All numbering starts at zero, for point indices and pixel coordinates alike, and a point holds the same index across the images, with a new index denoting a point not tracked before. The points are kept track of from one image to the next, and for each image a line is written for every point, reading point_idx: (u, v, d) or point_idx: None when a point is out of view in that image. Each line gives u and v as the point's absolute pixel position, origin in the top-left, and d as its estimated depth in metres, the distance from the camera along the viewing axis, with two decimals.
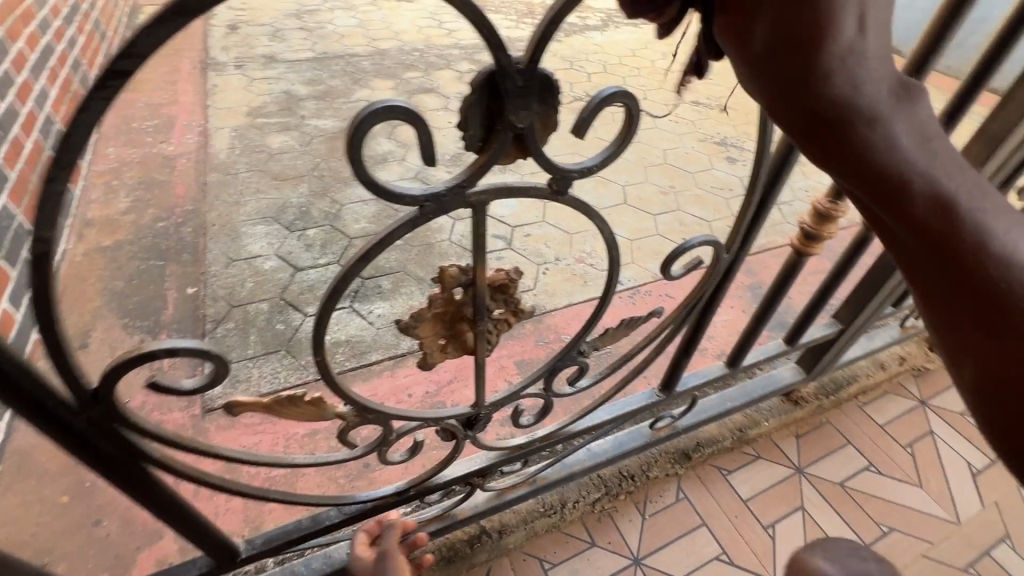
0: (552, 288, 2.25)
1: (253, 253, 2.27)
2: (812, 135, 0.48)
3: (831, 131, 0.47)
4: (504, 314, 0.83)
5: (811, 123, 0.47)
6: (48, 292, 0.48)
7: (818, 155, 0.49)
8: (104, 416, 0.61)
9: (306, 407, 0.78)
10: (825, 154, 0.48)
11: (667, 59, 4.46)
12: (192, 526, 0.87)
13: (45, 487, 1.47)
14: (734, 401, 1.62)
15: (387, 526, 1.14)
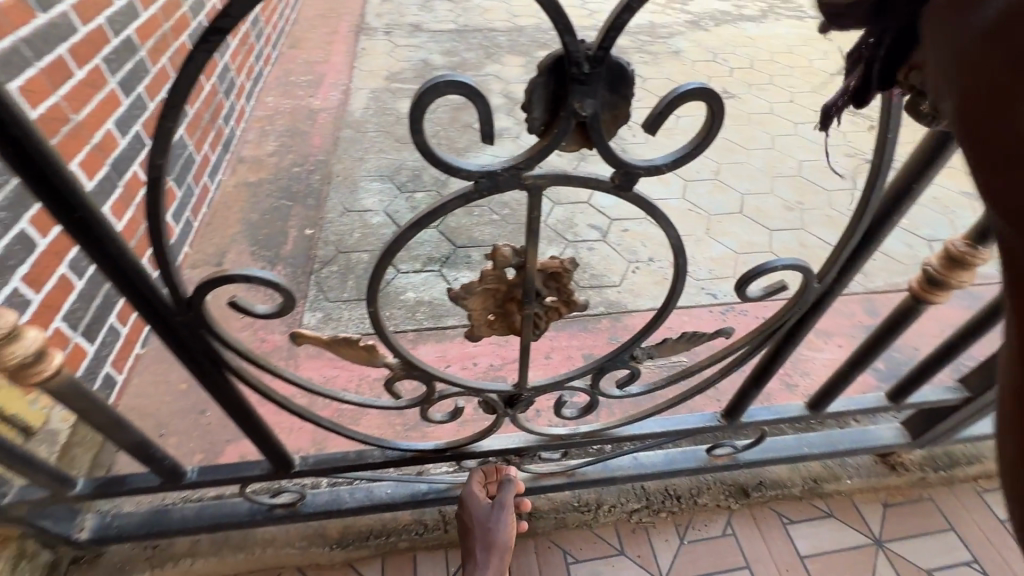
0: (637, 288, 2.17)
1: (365, 207, 2.48)
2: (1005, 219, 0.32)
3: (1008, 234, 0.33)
4: (556, 303, 0.82)
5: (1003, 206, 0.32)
6: (157, 210, 0.57)
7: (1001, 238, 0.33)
8: (195, 321, 0.72)
9: (360, 350, 0.85)
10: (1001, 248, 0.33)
11: (828, 59, 3.97)
12: (258, 432, 1.00)
13: (172, 373, 1.78)
14: (813, 448, 1.46)
15: (507, 481, 1.26)
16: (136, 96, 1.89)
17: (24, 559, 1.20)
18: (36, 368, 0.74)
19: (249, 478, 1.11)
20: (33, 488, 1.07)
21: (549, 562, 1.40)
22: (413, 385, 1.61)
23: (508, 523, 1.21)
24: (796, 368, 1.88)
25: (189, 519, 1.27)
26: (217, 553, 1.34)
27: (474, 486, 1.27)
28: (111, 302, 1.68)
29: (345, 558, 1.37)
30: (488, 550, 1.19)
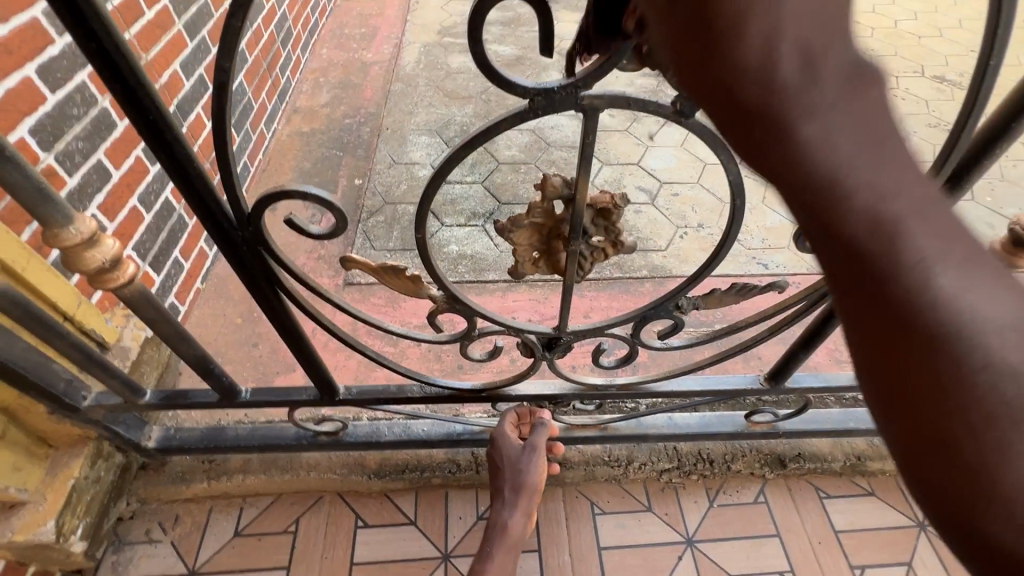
0: (684, 254, 2.11)
1: (412, 160, 2.50)
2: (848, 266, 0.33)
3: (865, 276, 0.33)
4: (603, 243, 0.81)
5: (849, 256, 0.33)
6: (224, 119, 0.59)
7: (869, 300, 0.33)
8: (253, 237, 0.75)
9: (406, 281, 0.87)
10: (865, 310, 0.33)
11: (917, 20, 3.61)
12: (306, 357, 1.05)
13: (229, 308, 1.89)
14: (859, 424, 1.40)
15: (541, 426, 1.31)
16: (200, 40, 1.94)
17: (101, 458, 1.27)
18: (112, 275, 0.80)
19: (297, 402, 1.18)
20: (108, 395, 1.17)
21: (576, 511, 1.42)
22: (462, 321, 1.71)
23: (539, 468, 1.28)
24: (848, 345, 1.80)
25: (242, 437, 1.37)
26: (266, 472, 1.43)
27: (506, 427, 1.32)
28: (175, 237, 1.78)
29: (381, 488, 1.44)
30: (518, 490, 1.28)
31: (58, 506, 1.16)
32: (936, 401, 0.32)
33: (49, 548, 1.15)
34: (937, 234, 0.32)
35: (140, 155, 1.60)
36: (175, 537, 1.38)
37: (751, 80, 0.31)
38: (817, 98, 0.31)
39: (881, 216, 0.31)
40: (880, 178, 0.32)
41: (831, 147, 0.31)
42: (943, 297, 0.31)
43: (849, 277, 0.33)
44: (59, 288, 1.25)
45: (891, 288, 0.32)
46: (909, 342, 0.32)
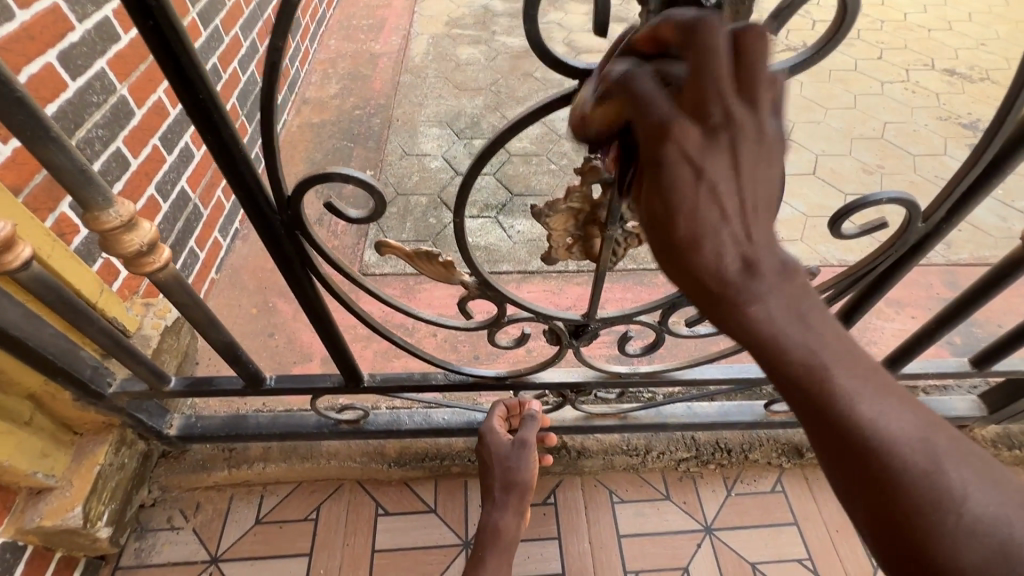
0: None
1: (424, 151, 2.49)
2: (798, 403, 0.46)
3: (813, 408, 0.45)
4: (638, 229, 0.81)
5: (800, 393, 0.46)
6: (273, 100, 0.59)
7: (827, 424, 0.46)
8: (292, 221, 0.75)
9: (439, 266, 0.87)
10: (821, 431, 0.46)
11: (926, 12, 3.59)
12: (333, 344, 1.05)
13: (243, 298, 1.89)
14: None
15: (530, 418, 1.29)
16: (213, 29, 1.94)
17: (125, 445, 1.28)
18: (148, 259, 0.79)
19: (321, 390, 1.18)
20: (132, 382, 1.18)
21: (595, 499, 1.43)
22: (488, 303, 1.74)
23: (529, 462, 1.25)
24: (863, 336, 1.80)
25: (263, 426, 1.37)
26: (286, 461, 1.44)
27: (495, 421, 1.30)
28: (190, 227, 1.78)
29: (401, 477, 1.45)
30: (509, 487, 1.25)
31: (84, 493, 1.17)
32: (881, 495, 0.44)
33: (76, 533, 1.16)
34: (854, 377, 0.45)
35: (157, 144, 1.60)
36: (196, 524, 1.38)
37: (713, 275, 0.47)
38: (759, 288, 0.47)
39: (816, 369, 0.45)
40: (809, 340, 0.46)
41: (773, 323, 0.46)
42: (866, 422, 0.44)
43: (806, 410, 0.46)
44: (82, 276, 1.25)
45: (833, 416, 0.45)
46: (853, 457, 0.44)
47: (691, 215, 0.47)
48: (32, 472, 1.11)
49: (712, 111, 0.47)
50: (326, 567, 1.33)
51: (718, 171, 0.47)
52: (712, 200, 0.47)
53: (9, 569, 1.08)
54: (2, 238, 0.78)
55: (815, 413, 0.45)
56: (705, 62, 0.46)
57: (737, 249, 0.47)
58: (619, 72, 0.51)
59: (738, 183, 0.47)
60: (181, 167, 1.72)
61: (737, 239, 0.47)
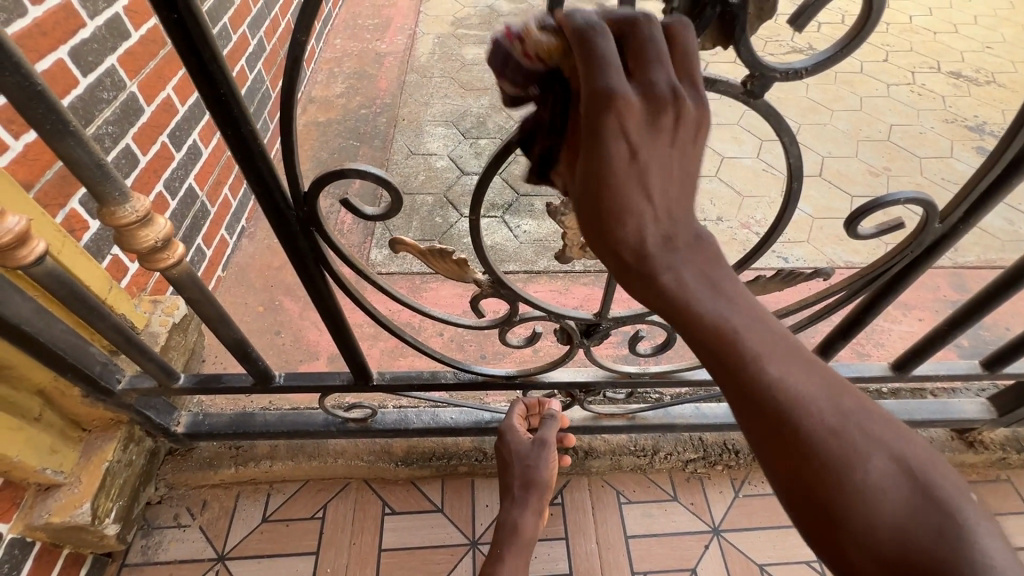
0: None
1: (429, 150, 2.49)
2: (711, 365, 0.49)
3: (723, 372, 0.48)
4: None
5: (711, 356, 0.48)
6: (293, 95, 0.59)
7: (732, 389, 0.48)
8: (308, 217, 0.75)
9: (452, 264, 0.87)
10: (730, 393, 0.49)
11: (931, 15, 3.59)
12: (344, 341, 1.05)
13: (249, 296, 1.88)
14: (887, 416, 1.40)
15: (550, 419, 1.31)
16: (222, 27, 1.94)
17: (132, 442, 1.28)
18: (163, 254, 0.79)
19: (331, 387, 1.18)
20: (142, 378, 1.18)
21: (602, 500, 1.43)
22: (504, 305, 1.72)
23: (549, 461, 1.27)
24: (870, 338, 1.80)
25: (271, 424, 1.37)
26: (293, 459, 1.43)
27: (516, 421, 1.31)
28: (198, 224, 1.78)
29: (408, 476, 1.44)
30: (529, 486, 1.26)
31: (93, 489, 1.17)
32: (793, 457, 0.46)
33: (84, 530, 1.16)
34: (761, 340, 0.48)
35: (166, 141, 1.60)
36: (203, 522, 1.38)
37: (630, 245, 0.49)
38: (672, 257, 0.49)
39: (724, 331, 0.48)
40: (719, 306, 0.49)
41: (685, 287, 0.49)
42: (773, 384, 0.47)
43: (714, 371, 0.49)
44: (92, 272, 1.25)
45: (742, 380, 0.47)
46: (764, 418, 0.47)
47: (618, 191, 0.48)
48: (41, 468, 1.10)
49: (648, 88, 0.47)
50: (333, 566, 1.32)
51: (648, 148, 0.47)
52: (637, 176, 0.48)
53: (18, 565, 1.08)
54: (17, 233, 0.77)
55: (725, 376, 0.48)
56: (644, 48, 0.47)
57: (656, 222, 0.49)
58: (583, 17, 0.46)
59: (662, 161, 0.48)
60: (190, 165, 1.73)
61: (658, 214, 0.49)
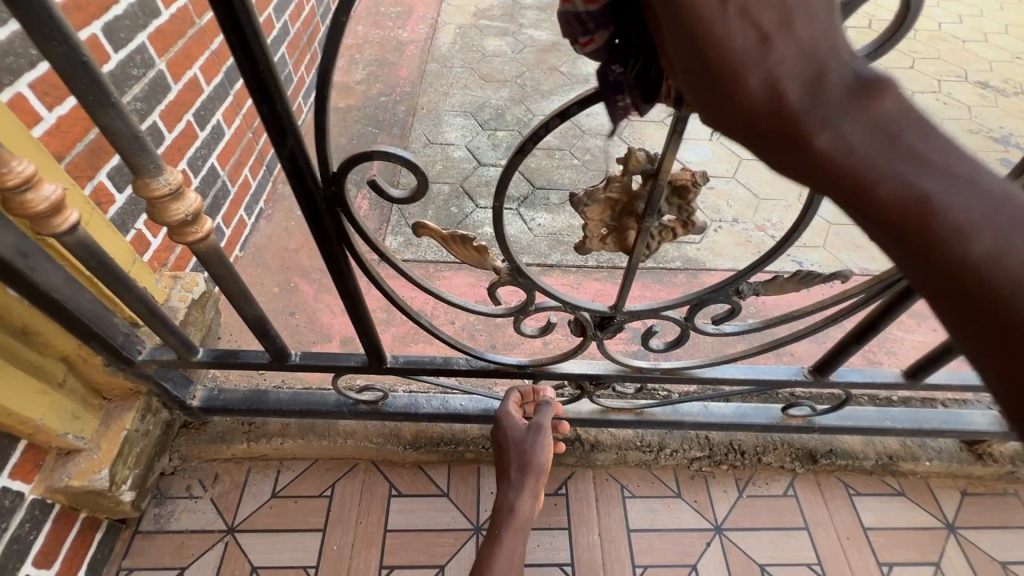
0: (717, 247, 2.10)
1: (447, 140, 2.50)
2: (889, 238, 0.40)
3: (909, 241, 0.39)
4: (673, 222, 0.82)
5: (887, 229, 0.40)
6: (329, 75, 0.61)
7: (901, 261, 0.41)
8: (335, 197, 0.77)
9: (473, 251, 0.88)
10: (905, 262, 0.41)
11: (961, 23, 3.53)
12: (361, 322, 1.06)
13: (265, 277, 1.91)
14: (896, 424, 1.40)
15: (546, 405, 1.29)
16: None
17: (150, 412, 1.31)
18: (191, 229, 0.81)
19: (345, 368, 1.19)
20: (161, 351, 1.20)
21: (606, 493, 1.44)
22: (518, 296, 1.75)
23: (545, 446, 1.25)
24: (882, 346, 1.79)
25: (283, 402, 1.40)
26: (304, 437, 1.46)
27: (511, 405, 1.30)
28: (218, 203, 1.81)
29: (415, 460, 1.46)
30: (525, 470, 1.25)
31: (111, 456, 1.19)
32: (989, 325, 0.39)
33: (101, 495, 1.18)
34: (964, 201, 0.38)
35: (191, 120, 1.62)
36: (214, 494, 1.41)
37: (767, 110, 0.39)
38: (831, 115, 0.38)
39: (914, 198, 0.38)
40: (903, 168, 0.38)
41: (848, 153, 0.39)
42: (974, 249, 0.38)
43: (897, 247, 0.40)
44: (116, 244, 1.27)
45: (939, 256, 0.39)
46: (953, 288, 0.39)
47: (736, 44, 0.38)
48: (63, 433, 1.13)
49: None
50: (338, 544, 1.34)
51: (790, 34, 0.38)
52: (800, 59, 0.38)
53: (39, 525, 1.12)
54: (53, 201, 0.80)
55: (920, 265, 0.40)
56: None
57: (863, 118, 0.38)
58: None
59: (813, 32, 0.38)
60: (213, 144, 1.75)
61: (847, 107, 0.38)
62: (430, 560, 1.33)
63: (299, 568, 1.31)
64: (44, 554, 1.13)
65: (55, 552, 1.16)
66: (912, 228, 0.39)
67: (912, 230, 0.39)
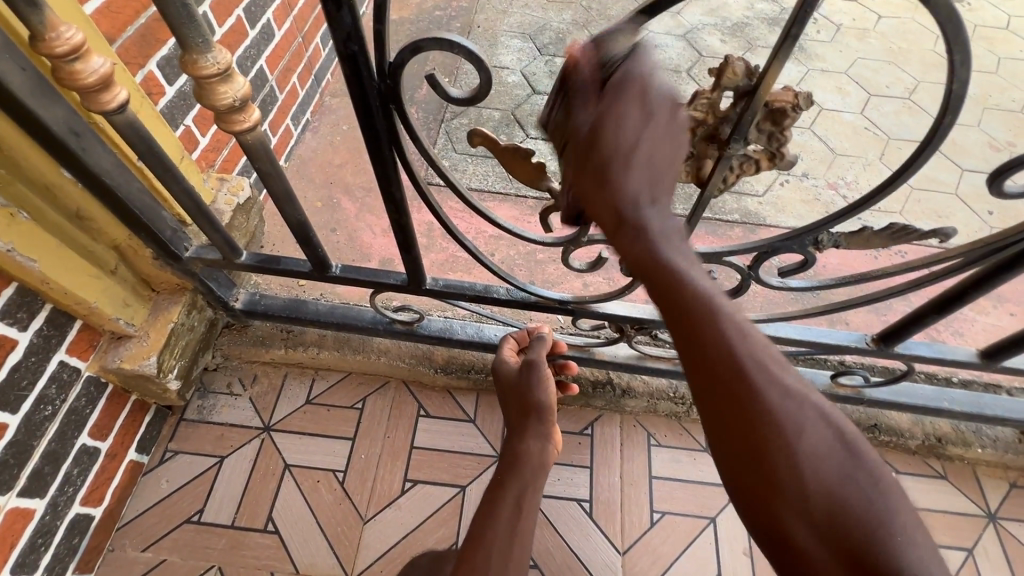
0: (781, 202, 1.94)
1: (501, 63, 2.33)
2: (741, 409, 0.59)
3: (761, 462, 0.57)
4: (758, 154, 0.72)
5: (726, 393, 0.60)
6: None
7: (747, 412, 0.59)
8: (393, 92, 0.71)
9: (529, 169, 0.80)
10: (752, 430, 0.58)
11: None
12: (405, 241, 1.02)
13: (310, 191, 1.90)
14: (954, 405, 1.31)
15: (539, 341, 1.24)
16: None
17: (195, 309, 1.34)
18: (238, 117, 0.77)
19: (385, 286, 1.17)
20: (208, 250, 1.20)
21: (632, 438, 1.42)
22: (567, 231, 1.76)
23: (547, 383, 1.19)
24: (948, 326, 1.66)
25: (321, 313, 1.41)
26: (339, 350, 1.48)
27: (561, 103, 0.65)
28: (265, 111, 1.76)
29: (445, 384, 1.48)
30: (530, 412, 1.18)
31: (160, 344, 1.24)
32: (765, 462, 0.57)
33: (150, 380, 1.24)
34: (798, 442, 0.58)
35: (241, 16, 1.53)
36: (253, 394, 1.47)
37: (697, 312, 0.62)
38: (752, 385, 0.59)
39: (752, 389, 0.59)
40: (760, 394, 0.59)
41: (772, 411, 0.58)
42: (798, 453, 0.57)
43: (751, 457, 0.58)
44: (165, 136, 1.26)
45: (759, 406, 0.58)
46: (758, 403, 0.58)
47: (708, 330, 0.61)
48: (115, 317, 1.17)
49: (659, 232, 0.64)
50: (366, 454, 1.39)
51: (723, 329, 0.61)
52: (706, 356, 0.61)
53: (94, 400, 1.18)
54: (101, 75, 0.77)
55: (760, 457, 0.57)
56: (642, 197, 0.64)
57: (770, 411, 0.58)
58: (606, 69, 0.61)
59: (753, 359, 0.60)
60: (262, 45, 1.66)
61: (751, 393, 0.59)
62: (452, 479, 1.36)
63: (328, 472, 1.37)
64: (98, 428, 1.21)
65: (109, 427, 1.23)
66: (746, 425, 0.58)
67: (758, 431, 0.58)
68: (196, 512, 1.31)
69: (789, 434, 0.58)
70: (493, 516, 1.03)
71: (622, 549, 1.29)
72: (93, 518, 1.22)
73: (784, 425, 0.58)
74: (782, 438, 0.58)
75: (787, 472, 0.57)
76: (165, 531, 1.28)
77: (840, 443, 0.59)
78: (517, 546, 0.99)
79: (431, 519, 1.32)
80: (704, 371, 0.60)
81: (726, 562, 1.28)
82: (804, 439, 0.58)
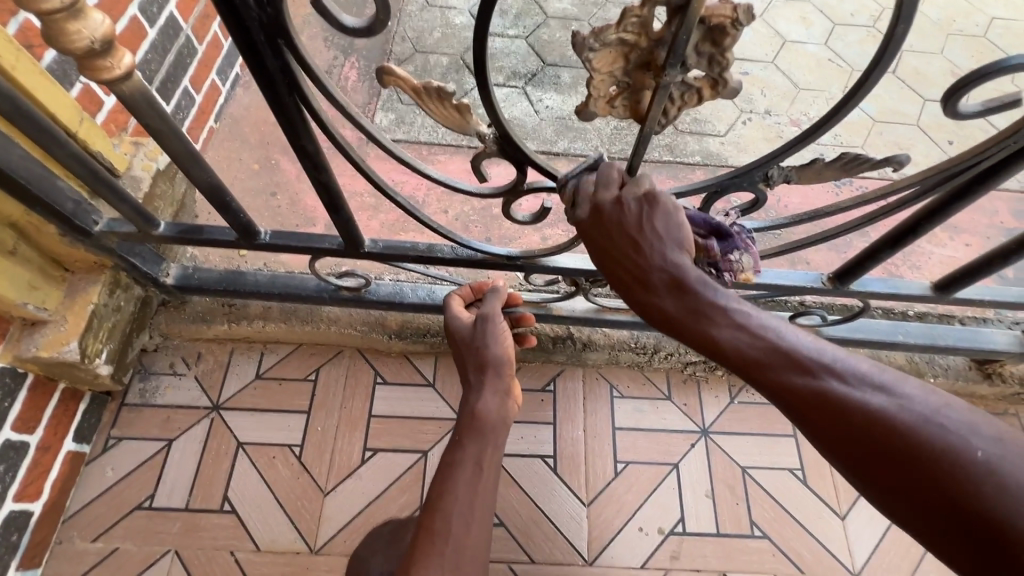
0: (744, 142, 1.88)
1: (448, 2, 2.15)
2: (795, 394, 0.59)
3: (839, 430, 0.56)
4: (700, 82, 0.65)
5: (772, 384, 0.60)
6: None
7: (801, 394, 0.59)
8: (276, 23, 0.60)
9: (451, 112, 0.72)
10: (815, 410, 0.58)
11: None
12: (331, 200, 0.93)
13: (245, 153, 1.76)
14: (909, 338, 1.32)
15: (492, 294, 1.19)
16: None
17: (119, 288, 1.24)
18: (104, 62, 0.66)
19: (319, 251, 1.09)
20: (120, 222, 1.09)
21: (594, 391, 1.41)
22: None
23: (499, 336, 1.14)
24: (906, 260, 1.66)
25: (262, 284, 1.32)
26: (286, 322, 1.40)
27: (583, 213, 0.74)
28: (183, 64, 1.59)
29: (401, 350, 1.42)
30: (483, 367, 1.12)
31: (80, 329, 1.14)
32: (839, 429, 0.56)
33: (74, 366, 1.15)
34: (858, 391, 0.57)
35: None
36: (198, 372, 1.39)
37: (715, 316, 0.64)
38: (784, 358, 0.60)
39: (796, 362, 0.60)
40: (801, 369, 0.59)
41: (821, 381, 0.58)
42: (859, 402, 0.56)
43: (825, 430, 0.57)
44: (55, 96, 1.11)
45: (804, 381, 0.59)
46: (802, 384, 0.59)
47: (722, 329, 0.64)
48: (22, 303, 1.07)
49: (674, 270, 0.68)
50: (323, 426, 1.35)
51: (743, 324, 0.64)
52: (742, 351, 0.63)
53: (13, 393, 1.09)
54: None
55: (834, 425, 0.57)
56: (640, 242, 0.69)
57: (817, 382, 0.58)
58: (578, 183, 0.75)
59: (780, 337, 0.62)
60: None
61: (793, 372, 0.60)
62: (414, 445, 1.34)
63: (284, 447, 1.32)
64: (22, 421, 1.12)
65: (37, 418, 1.15)
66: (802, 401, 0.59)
67: (813, 405, 0.58)
68: (147, 498, 1.26)
69: (864, 420, 0.56)
70: (452, 480, 0.96)
71: (587, 501, 1.29)
72: (32, 513, 1.16)
73: (850, 407, 0.56)
74: (841, 401, 0.57)
75: (867, 426, 0.55)
76: (114, 520, 1.23)
77: (914, 410, 0.55)
78: (480, 508, 0.94)
79: (393, 486, 1.29)
80: (749, 364, 0.62)
81: (688, 504, 1.30)
82: (864, 387, 0.57)
